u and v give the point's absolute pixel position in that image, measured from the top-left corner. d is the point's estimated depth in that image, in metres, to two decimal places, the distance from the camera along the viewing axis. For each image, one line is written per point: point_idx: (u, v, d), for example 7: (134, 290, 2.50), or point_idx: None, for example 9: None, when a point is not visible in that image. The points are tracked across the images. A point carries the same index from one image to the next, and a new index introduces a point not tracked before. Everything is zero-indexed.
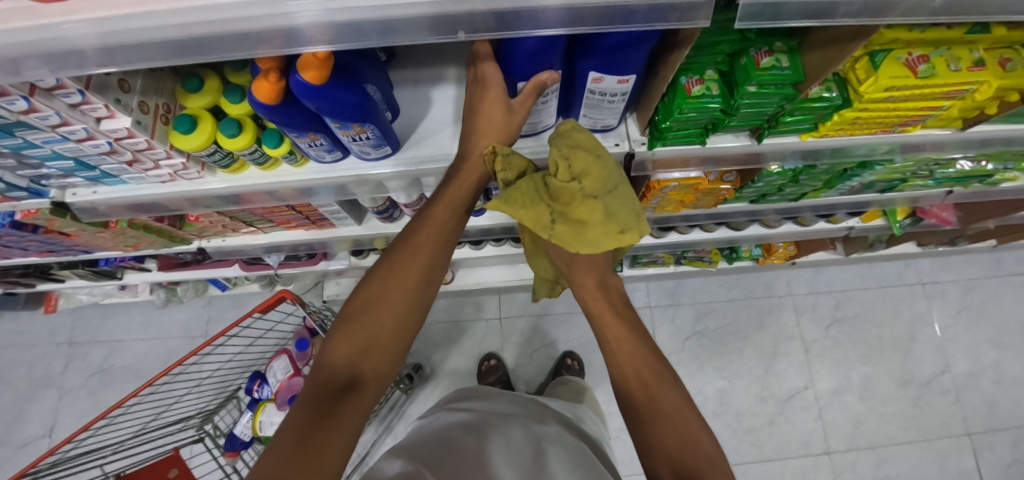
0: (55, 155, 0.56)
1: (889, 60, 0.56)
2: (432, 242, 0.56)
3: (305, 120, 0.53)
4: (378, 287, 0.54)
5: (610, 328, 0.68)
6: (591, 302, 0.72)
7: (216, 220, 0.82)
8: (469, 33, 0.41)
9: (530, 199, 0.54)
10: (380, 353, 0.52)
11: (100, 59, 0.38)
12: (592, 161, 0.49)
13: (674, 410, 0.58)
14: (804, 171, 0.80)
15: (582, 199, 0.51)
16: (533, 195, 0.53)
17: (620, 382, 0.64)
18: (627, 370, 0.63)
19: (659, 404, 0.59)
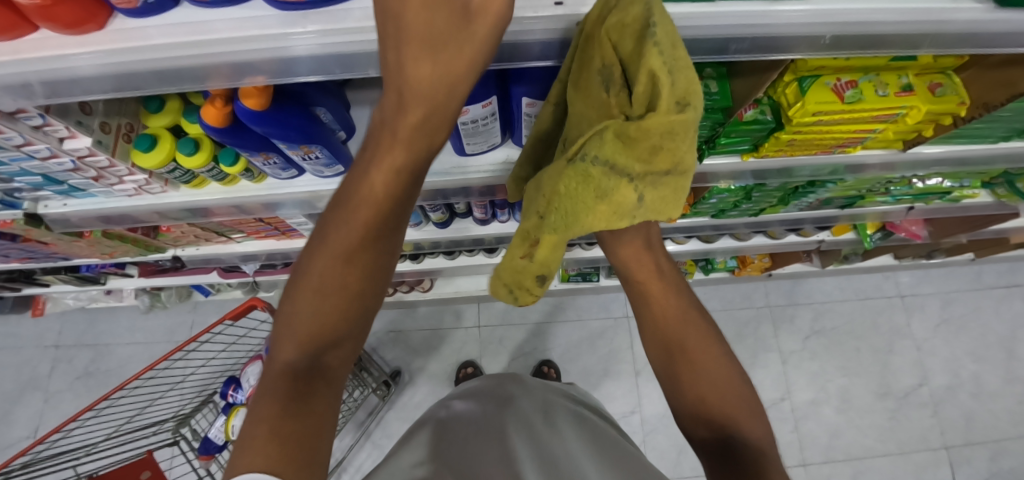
0: (23, 172, 0.59)
1: (817, 86, 0.58)
2: (383, 187, 0.40)
3: (255, 142, 0.56)
4: (316, 277, 0.41)
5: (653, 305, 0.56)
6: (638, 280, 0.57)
7: (187, 230, 0.85)
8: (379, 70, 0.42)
9: (599, 187, 0.34)
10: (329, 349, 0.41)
11: (45, 92, 0.42)
12: (685, 70, 0.29)
13: (726, 378, 0.53)
14: (755, 189, 0.83)
15: (689, 134, 0.30)
16: (600, 180, 0.34)
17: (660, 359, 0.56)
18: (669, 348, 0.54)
19: (711, 383, 0.52)
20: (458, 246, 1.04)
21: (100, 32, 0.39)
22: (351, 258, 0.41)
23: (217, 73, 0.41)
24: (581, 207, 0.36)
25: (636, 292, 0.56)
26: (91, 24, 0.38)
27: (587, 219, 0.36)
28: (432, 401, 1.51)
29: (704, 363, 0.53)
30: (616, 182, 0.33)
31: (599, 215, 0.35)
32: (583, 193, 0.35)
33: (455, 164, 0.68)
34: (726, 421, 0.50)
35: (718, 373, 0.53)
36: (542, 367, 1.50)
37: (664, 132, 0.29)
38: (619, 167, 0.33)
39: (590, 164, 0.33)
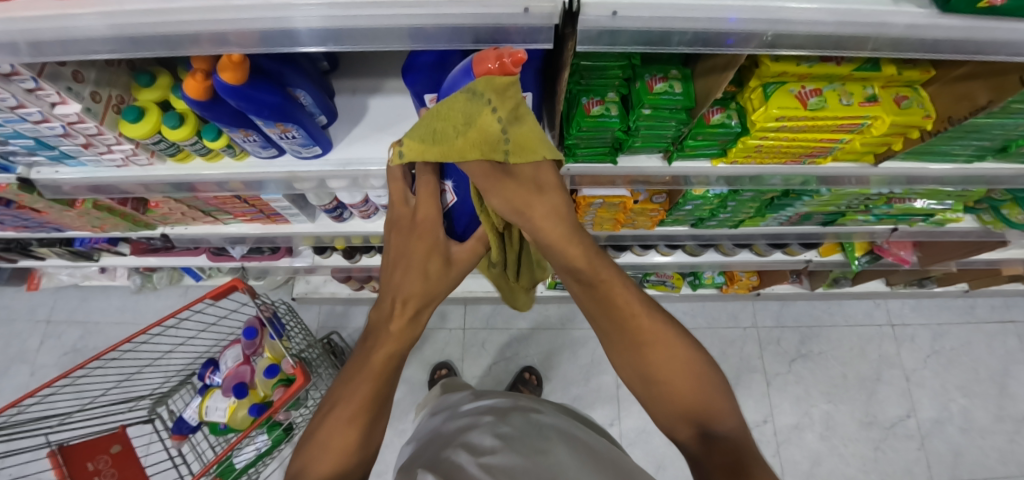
0: (16, 134, 0.62)
1: (780, 92, 0.60)
2: (385, 357, 0.54)
3: (233, 118, 0.59)
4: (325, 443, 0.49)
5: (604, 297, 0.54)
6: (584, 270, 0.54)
7: (174, 207, 0.88)
8: (336, 44, 0.44)
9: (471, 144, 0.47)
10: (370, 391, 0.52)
11: (31, 52, 0.44)
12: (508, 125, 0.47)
13: (691, 369, 0.51)
14: (730, 197, 0.83)
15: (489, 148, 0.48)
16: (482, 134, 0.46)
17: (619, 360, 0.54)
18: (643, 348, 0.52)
19: (679, 372, 0.50)
20: None
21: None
22: (370, 417, 0.51)
23: (199, 43, 0.44)
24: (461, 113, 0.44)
25: (606, 317, 0.54)
26: None
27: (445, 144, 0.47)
28: (410, 400, 1.50)
29: (660, 354, 0.51)
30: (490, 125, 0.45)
31: (462, 146, 0.46)
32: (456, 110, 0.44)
33: None
34: (703, 413, 0.48)
35: (676, 370, 0.51)
36: (523, 373, 1.49)
37: (468, 115, 0.44)
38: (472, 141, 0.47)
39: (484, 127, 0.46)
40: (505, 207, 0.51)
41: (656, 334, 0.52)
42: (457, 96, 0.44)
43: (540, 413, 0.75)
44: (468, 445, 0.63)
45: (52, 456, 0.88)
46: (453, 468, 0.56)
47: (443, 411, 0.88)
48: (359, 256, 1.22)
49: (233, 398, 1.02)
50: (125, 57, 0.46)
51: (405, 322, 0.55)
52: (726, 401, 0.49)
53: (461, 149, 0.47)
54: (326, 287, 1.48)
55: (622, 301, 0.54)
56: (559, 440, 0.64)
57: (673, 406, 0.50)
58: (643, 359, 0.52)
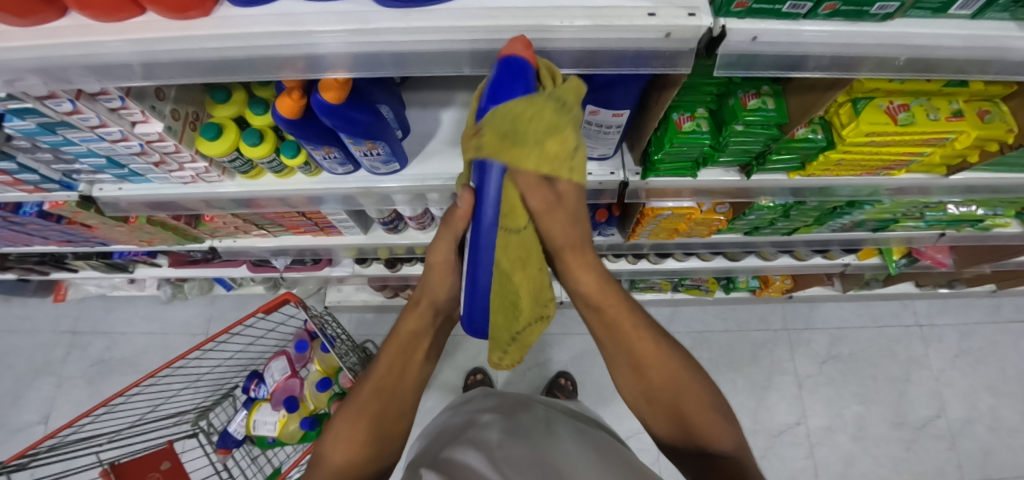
0: (89, 152, 0.61)
1: (870, 108, 0.60)
2: (403, 341, 0.66)
3: (321, 135, 0.57)
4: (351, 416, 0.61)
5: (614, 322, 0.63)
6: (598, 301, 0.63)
7: (228, 221, 0.87)
8: (473, 68, 0.42)
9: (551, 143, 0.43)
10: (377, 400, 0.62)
11: (144, 73, 0.43)
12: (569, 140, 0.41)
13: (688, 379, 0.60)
14: (794, 207, 0.83)
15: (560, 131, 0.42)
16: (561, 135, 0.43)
17: (622, 378, 0.64)
18: (644, 359, 0.61)
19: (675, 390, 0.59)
20: None
21: (205, 18, 0.39)
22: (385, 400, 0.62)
23: (295, 65, 0.42)
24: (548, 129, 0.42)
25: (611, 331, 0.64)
26: (198, 10, 0.38)
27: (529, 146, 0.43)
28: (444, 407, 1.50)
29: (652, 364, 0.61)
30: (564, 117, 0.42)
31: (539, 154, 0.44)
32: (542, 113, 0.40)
33: None
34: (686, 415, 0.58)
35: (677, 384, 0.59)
36: (558, 379, 1.49)
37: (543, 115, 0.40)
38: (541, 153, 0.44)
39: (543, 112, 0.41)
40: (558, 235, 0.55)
41: (646, 351, 0.61)
42: (540, 100, 0.39)
43: (547, 412, 0.75)
44: (469, 439, 0.64)
45: (104, 475, 0.87)
46: (461, 466, 0.56)
47: (450, 408, 0.88)
48: (400, 265, 1.20)
49: (283, 411, 1.01)
50: (246, 79, 0.44)
51: (420, 319, 0.67)
52: (713, 403, 0.59)
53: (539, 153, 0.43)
54: (359, 295, 1.47)
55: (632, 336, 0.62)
56: (564, 436, 0.65)
57: (664, 412, 0.60)
58: (643, 372, 0.61)
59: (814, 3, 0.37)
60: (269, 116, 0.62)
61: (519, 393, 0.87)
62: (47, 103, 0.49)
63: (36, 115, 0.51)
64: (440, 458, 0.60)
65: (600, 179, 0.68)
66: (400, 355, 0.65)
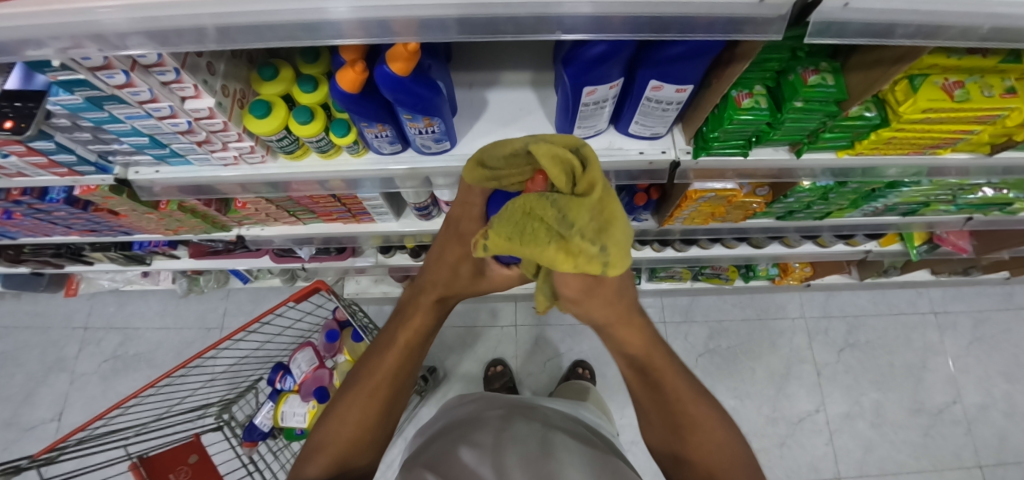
0: (132, 131, 0.59)
1: (927, 84, 0.59)
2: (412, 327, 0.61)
3: (378, 110, 0.56)
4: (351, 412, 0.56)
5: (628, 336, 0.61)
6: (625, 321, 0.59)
7: (261, 207, 0.85)
8: (565, 32, 0.42)
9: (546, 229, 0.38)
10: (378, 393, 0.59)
11: (217, 37, 0.41)
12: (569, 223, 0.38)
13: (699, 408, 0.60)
14: (834, 189, 0.83)
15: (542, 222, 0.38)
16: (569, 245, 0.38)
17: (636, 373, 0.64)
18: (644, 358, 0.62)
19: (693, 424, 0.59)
20: None
21: None
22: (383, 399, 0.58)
23: (371, 30, 0.41)
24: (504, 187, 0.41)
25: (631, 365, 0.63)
26: None
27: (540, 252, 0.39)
28: None
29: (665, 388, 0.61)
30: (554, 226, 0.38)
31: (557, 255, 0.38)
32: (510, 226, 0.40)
33: None
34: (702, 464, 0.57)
35: (699, 416, 0.60)
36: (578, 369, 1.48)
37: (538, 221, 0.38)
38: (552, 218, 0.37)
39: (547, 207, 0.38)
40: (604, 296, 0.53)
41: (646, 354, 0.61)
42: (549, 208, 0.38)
43: (545, 423, 0.74)
44: (464, 439, 0.65)
45: (133, 468, 0.85)
46: (458, 467, 0.56)
47: (450, 411, 0.86)
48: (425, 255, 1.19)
49: (313, 402, 1.00)
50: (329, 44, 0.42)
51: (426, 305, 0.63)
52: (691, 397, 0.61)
53: (554, 257, 0.38)
54: (378, 286, 1.45)
55: (671, 378, 0.61)
56: (564, 440, 0.66)
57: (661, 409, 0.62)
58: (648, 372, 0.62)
59: None
60: (319, 93, 0.61)
61: (519, 402, 0.85)
62: (100, 74, 0.47)
63: (88, 88, 0.49)
64: (436, 455, 0.62)
65: (652, 158, 0.67)
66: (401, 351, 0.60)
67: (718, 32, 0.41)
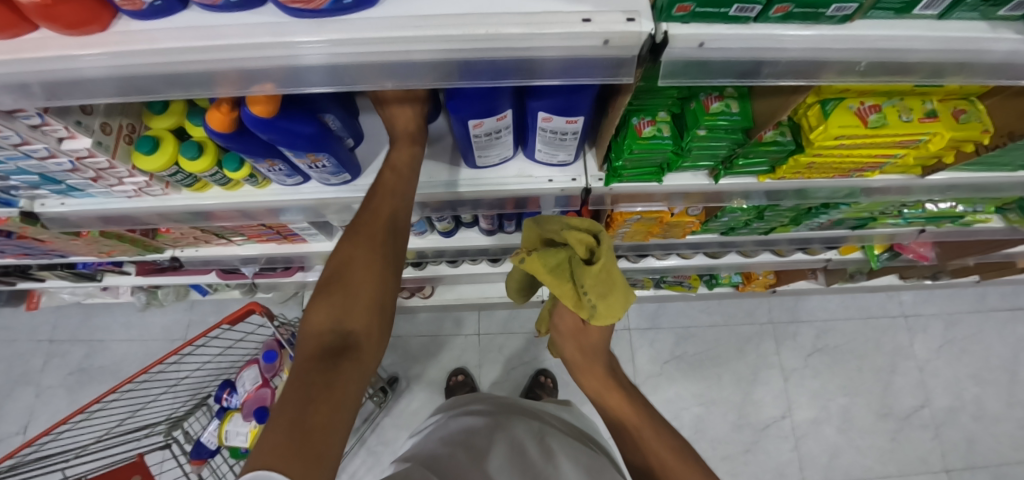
0: (20, 170, 0.58)
1: (841, 109, 0.57)
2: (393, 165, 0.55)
3: (261, 149, 0.54)
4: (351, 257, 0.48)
5: (619, 412, 0.66)
6: (605, 398, 0.68)
7: (187, 232, 0.84)
8: (395, 84, 0.41)
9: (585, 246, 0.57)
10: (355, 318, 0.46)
11: (44, 94, 0.40)
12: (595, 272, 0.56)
13: (683, 464, 0.57)
14: (768, 208, 0.81)
15: (566, 270, 0.58)
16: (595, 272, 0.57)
17: (639, 460, 0.60)
18: (633, 432, 0.62)
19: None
20: (462, 255, 1.02)
21: (103, 33, 0.37)
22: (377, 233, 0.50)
23: (227, 79, 0.39)
24: (545, 219, 0.62)
25: (608, 412, 0.67)
26: (94, 25, 0.36)
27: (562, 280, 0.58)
28: (429, 408, 1.49)
29: (641, 433, 0.62)
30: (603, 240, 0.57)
31: (568, 290, 0.58)
32: (552, 258, 0.58)
33: (467, 176, 0.65)
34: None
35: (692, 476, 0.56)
36: (539, 376, 1.48)
37: (580, 266, 0.57)
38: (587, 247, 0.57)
39: (549, 260, 0.58)
40: (593, 389, 0.70)
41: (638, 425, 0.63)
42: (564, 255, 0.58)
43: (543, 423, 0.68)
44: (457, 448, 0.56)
45: None
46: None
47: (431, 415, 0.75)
48: None
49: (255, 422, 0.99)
50: (156, 96, 0.41)
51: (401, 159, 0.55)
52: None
53: (566, 289, 0.58)
54: None
55: (666, 444, 0.60)
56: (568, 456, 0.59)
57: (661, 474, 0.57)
58: (641, 450, 0.60)
59: (765, 4, 0.34)
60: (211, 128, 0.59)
61: (508, 404, 0.75)
62: None
63: None
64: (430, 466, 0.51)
65: (562, 187, 0.65)
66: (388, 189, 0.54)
67: (580, 76, 0.39)
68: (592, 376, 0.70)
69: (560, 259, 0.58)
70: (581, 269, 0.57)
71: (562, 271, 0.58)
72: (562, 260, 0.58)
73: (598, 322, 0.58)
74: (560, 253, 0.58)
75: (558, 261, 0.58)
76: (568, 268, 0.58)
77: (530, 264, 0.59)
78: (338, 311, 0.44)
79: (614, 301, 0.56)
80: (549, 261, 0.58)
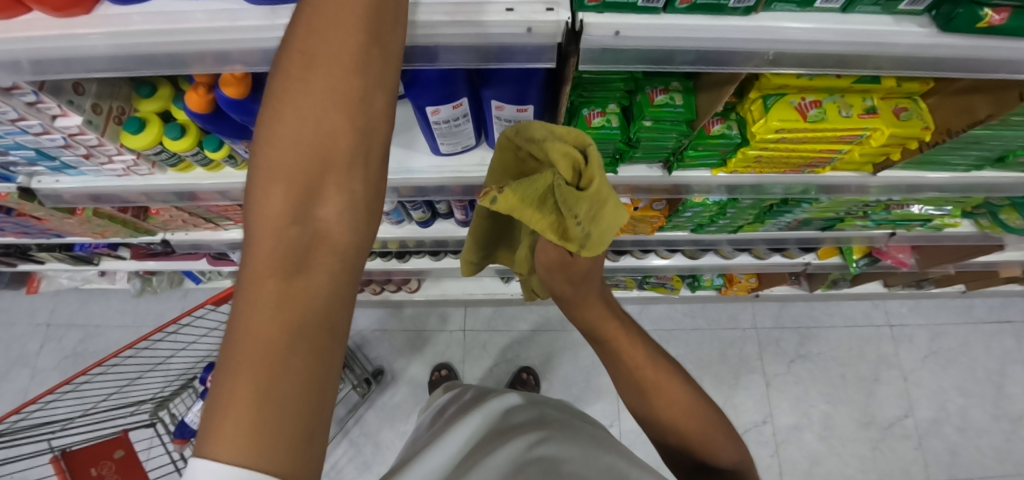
0: (17, 146, 0.63)
1: (781, 104, 0.60)
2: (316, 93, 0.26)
3: (235, 130, 0.59)
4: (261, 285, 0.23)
5: (622, 354, 0.54)
6: (603, 335, 0.54)
7: (175, 215, 0.89)
8: None
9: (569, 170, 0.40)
10: (304, 365, 0.22)
11: (33, 69, 0.44)
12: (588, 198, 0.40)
13: (700, 410, 0.52)
14: (730, 205, 0.84)
15: (547, 202, 0.43)
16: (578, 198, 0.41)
17: (647, 410, 0.53)
18: (642, 379, 0.53)
19: (721, 434, 0.51)
20: (440, 247, 1.06)
21: (87, 16, 0.42)
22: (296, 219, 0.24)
23: (202, 60, 0.44)
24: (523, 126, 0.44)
25: (603, 346, 0.55)
26: (78, 8, 0.40)
27: (540, 217, 0.43)
28: (411, 401, 1.51)
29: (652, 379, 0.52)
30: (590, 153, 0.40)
31: (552, 225, 0.44)
32: (530, 189, 0.42)
33: (433, 163, 0.69)
34: (695, 442, 0.51)
35: (711, 423, 0.51)
36: (521, 373, 1.50)
37: (568, 196, 0.40)
38: (571, 169, 0.40)
39: (526, 193, 0.42)
40: (586, 321, 0.54)
41: (645, 366, 0.53)
42: (542, 182, 0.41)
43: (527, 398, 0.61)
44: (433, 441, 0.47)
45: (54, 462, 0.90)
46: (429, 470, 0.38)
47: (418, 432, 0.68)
48: None
49: None
50: (132, 74, 0.46)
51: (327, 80, 0.26)
52: (723, 431, 0.51)
53: (548, 226, 0.44)
54: None
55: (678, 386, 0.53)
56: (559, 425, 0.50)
57: (671, 422, 0.52)
58: (649, 399, 0.52)
59: None
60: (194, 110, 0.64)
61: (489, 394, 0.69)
62: None
63: None
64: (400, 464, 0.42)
65: None
66: (302, 138, 0.25)
67: (512, 60, 0.43)
68: (586, 311, 0.53)
69: (540, 188, 0.42)
70: (574, 199, 0.40)
71: (541, 203, 0.43)
72: (541, 189, 0.42)
73: (591, 253, 0.45)
74: (536, 179, 0.41)
75: (533, 190, 0.42)
76: (550, 199, 0.43)
77: (502, 201, 0.42)
78: (275, 367, 0.21)
79: (609, 224, 0.42)
80: (523, 200, 0.42)
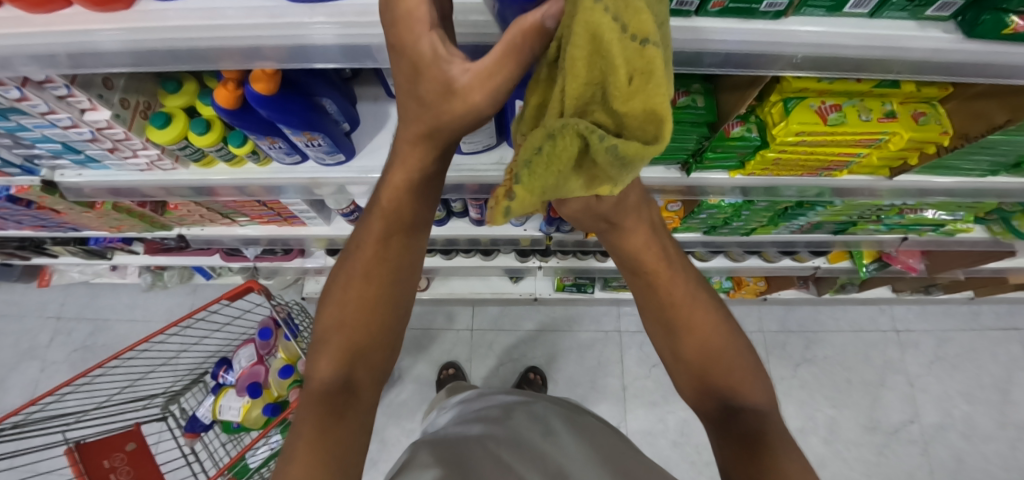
0: (44, 139, 0.63)
1: (801, 107, 0.61)
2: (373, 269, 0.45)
3: (260, 126, 0.59)
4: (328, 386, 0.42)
5: (660, 286, 0.55)
6: (645, 265, 0.55)
7: (192, 209, 0.89)
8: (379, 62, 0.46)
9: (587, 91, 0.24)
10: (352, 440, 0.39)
11: (70, 63, 0.45)
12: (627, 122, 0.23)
13: (730, 355, 0.52)
14: (744, 207, 0.84)
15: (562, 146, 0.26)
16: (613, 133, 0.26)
17: (674, 346, 0.54)
18: (675, 313, 0.54)
19: (747, 382, 0.51)
20: (453, 245, 1.06)
21: (127, 11, 0.43)
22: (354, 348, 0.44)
23: (231, 57, 0.44)
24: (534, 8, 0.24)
25: (640, 278, 0.56)
26: (119, 3, 0.42)
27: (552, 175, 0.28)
28: (418, 399, 1.52)
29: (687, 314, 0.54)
30: (630, 56, 0.21)
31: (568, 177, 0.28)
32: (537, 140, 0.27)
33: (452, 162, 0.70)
34: (724, 387, 0.51)
35: (739, 369, 0.51)
36: (528, 373, 1.51)
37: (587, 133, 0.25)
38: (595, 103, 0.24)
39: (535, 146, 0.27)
40: (630, 250, 0.55)
41: (680, 301, 0.54)
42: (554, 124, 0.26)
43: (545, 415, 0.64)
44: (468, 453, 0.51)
45: (69, 454, 0.89)
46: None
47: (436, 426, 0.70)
48: None
49: (248, 397, 1.03)
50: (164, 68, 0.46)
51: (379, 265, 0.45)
52: (753, 378, 0.51)
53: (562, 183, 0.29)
54: None
55: (709, 328, 0.53)
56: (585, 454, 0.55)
57: (696, 361, 0.53)
58: (679, 334, 0.54)
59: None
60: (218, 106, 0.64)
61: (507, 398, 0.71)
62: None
63: None
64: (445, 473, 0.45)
65: None
66: (365, 299, 0.44)
67: None
68: (631, 237, 0.54)
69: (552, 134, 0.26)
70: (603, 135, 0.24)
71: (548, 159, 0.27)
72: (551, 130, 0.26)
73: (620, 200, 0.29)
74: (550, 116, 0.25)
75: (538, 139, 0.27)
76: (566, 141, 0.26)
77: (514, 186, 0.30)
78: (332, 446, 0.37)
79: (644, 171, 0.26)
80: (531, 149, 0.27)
